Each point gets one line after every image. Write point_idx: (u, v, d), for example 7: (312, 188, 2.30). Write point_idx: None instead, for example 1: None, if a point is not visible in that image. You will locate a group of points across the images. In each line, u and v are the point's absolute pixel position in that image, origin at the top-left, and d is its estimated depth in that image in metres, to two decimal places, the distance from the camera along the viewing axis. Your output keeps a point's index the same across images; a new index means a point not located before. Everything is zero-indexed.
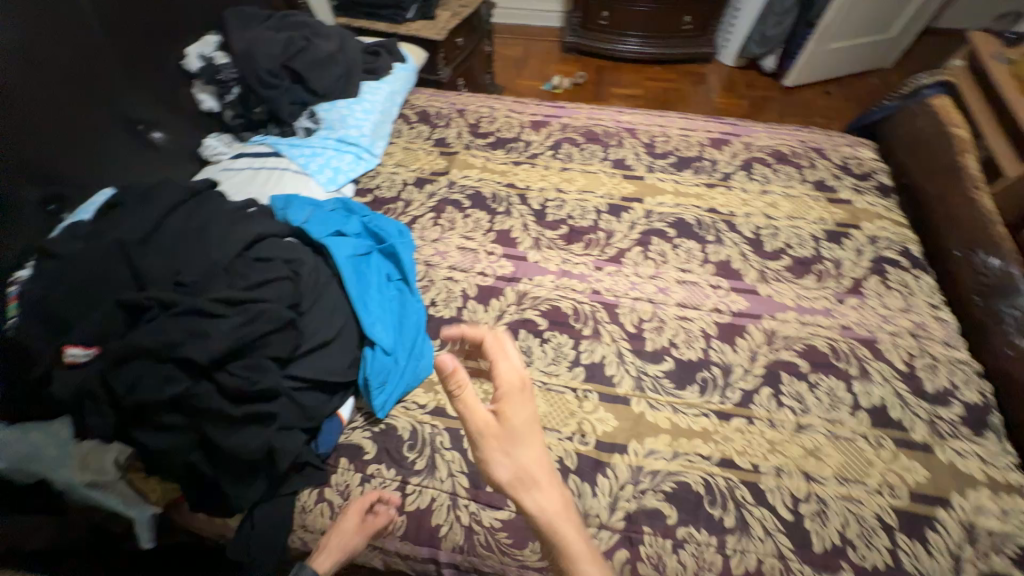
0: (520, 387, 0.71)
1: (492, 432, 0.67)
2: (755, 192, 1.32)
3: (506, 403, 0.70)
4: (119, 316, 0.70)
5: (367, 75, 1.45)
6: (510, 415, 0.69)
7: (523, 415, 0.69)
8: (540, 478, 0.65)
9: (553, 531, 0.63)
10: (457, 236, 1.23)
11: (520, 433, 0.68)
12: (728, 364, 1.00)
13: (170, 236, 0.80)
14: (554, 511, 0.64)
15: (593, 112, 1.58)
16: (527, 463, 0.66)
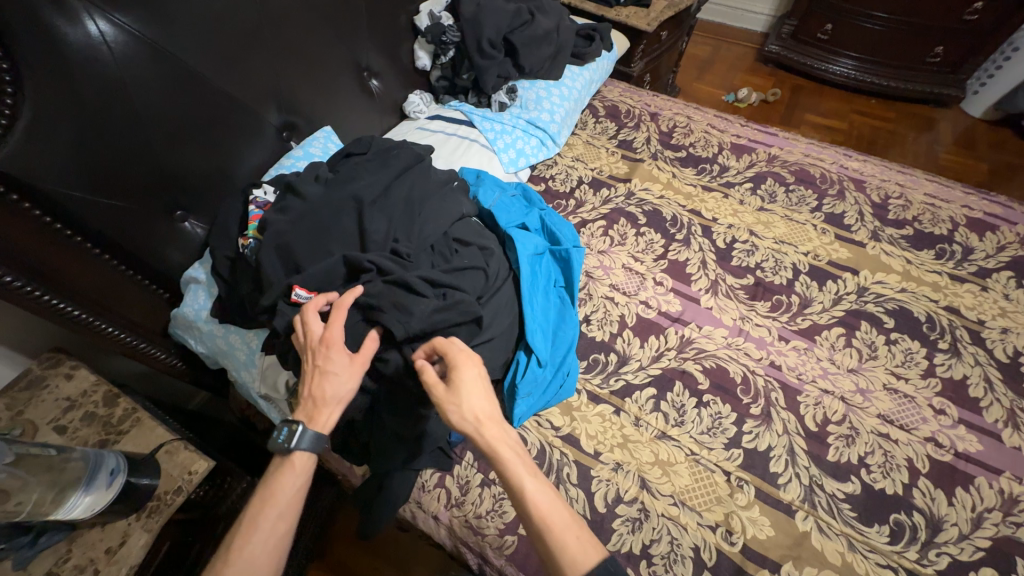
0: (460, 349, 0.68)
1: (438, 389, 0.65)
2: (1021, 304, 1.01)
3: (457, 362, 0.67)
4: (341, 271, 0.74)
5: (572, 59, 1.38)
6: (462, 372, 0.66)
7: (471, 372, 0.67)
8: (487, 425, 0.63)
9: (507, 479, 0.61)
10: (625, 253, 1.13)
11: (467, 387, 0.65)
12: (938, 517, 0.79)
13: (394, 200, 0.82)
14: (505, 456, 0.62)
15: (812, 149, 1.33)
16: (471, 408, 0.64)
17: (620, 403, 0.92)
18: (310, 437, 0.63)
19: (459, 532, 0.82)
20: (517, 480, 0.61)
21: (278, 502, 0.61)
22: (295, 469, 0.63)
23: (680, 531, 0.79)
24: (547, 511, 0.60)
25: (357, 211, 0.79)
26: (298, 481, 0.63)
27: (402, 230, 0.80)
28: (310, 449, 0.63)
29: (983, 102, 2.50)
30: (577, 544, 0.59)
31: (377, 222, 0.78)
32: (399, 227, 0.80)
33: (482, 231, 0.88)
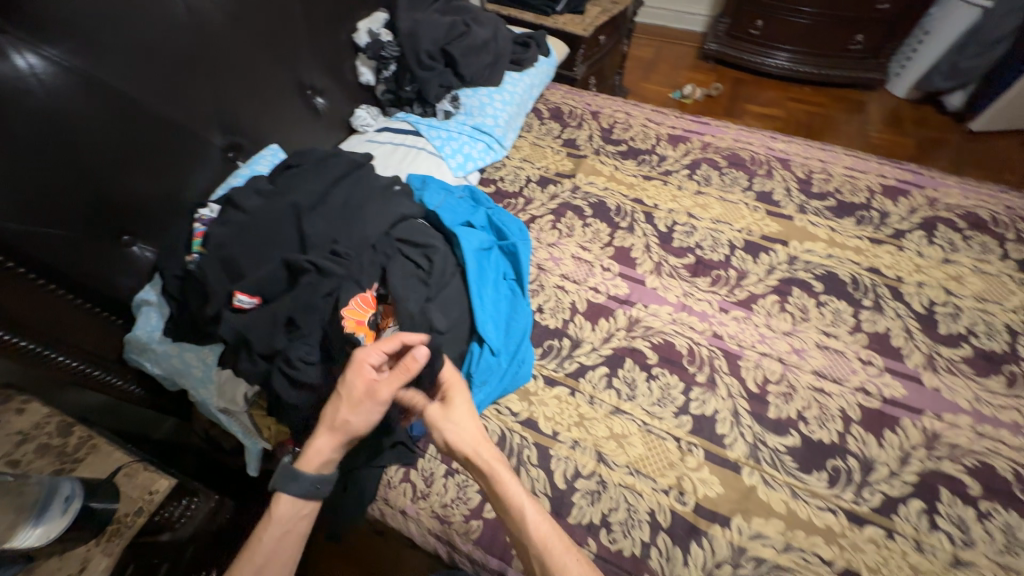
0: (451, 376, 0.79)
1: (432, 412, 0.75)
2: (933, 259, 1.10)
3: (450, 389, 0.78)
4: (283, 275, 0.77)
5: (512, 66, 1.45)
6: (455, 397, 0.77)
7: (462, 398, 0.77)
8: (482, 448, 0.73)
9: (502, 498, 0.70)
10: (573, 244, 1.19)
11: (460, 411, 0.76)
12: (870, 459, 0.85)
13: (334, 206, 0.86)
14: (501, 474, 0.71)
15: (741, 134, 1.43)
16: (466, 432, 0.74)
17: (575, 384, 0.96)
18: (301, 487, 0.66)
19: (427, 523, 0.84)
20: (514, 496, 0.70)
21: (261, 550, 0.64)
22: (280, 515, 0.66)
23: (636, 498, 0.82)
24: (547, 535, 0.67)
25: (299, 220, 0.82)
26: (280, 530, 0.66)
27: (346, 235, 0.84)
28: (298, 498, 0.66)
29: (905, 83, 2.69)
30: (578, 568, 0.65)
31: (319, 229, 0.82)
32: (343, 233, 0.84)
33: (428, 230, 0.93)
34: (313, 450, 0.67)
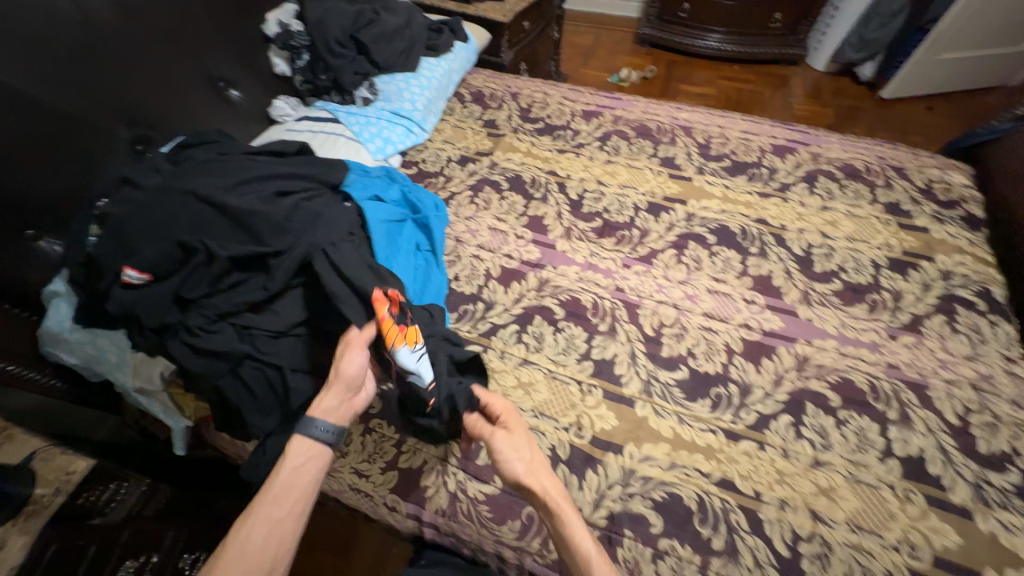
0: (511, 412, 0.83)
1: (495, 439, 0.78)
2: (813, 208, 1.21)
3: (508, 423, 0.81)
4: (181, 254, 0.79)
5: (429, 52, 1.51)
6: (515, 429, 0.81)
7: (520, 431, 0.80)
8: (551, 485, 0.74)
9: (573, 541, 0.69)
10: (490, 216, 1.25)
11: (519, 440, 0.78)
12: (748, 384, 0.95)
13: (237, 186, 0.87)
14: (571, 517, 0.71)
15: (650, 106, 1.52)
16: (531, 460, 0.76)
17: (488, 342, 1.02)
18: (322, 427, 0.72)
19: (347, 479, 0.89)
20: (583, 541, 0.69)
21: (279, 486, 0.68)
22: (302, 453, 0.71)
23: (540, 437, 0.90)
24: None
25: (198, 192, 0.82)
26: (300, 471, 0.70)
27: (251, 202, 0.85)
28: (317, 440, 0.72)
29: (823, 57, 2.86)
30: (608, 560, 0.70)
31: (222, 199, 0.82)
32: (247, 200, 0.85)
33: (336, 200, 0.99)
34: (318, 402, 0.74)
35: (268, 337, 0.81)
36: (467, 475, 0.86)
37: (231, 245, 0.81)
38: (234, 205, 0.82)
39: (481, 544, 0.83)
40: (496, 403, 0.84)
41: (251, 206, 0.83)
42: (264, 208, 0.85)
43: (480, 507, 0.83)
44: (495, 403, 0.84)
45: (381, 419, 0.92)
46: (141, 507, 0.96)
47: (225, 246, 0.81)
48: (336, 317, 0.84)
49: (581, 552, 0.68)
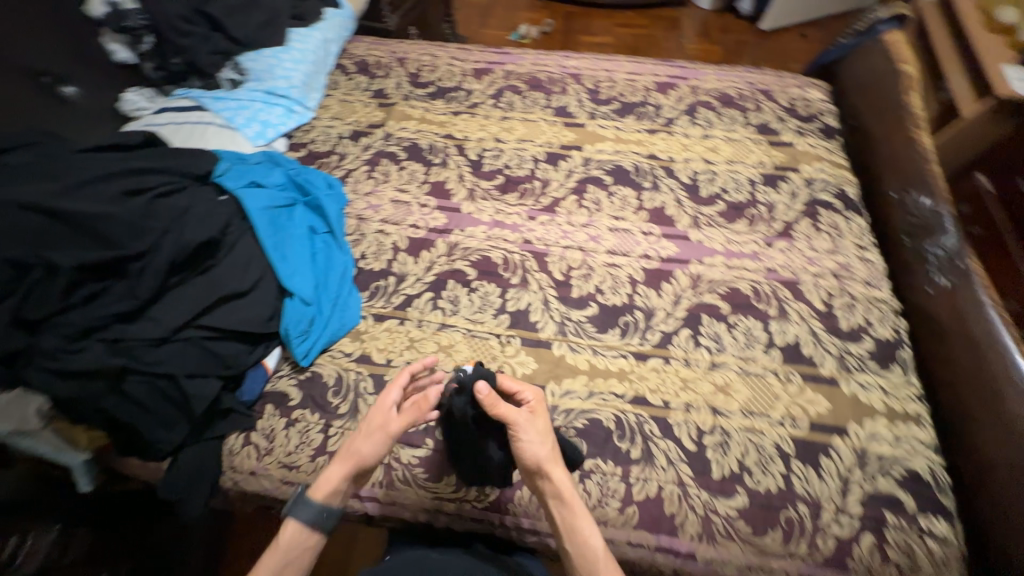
0: (539, 398, 0.80)
1: (519, 428, 0.76)
2: (696, 137, 1.29)
3: (536, 409, 0.79)
4: (25, 271, 0.72)
5: (297, 22, 1.39)
6: (539, 417, 0.79)
7: (545, 420, 0.78)
8: (560, 472, 0.74)
9: (581, 533, 0.71)
10: (390, 189, 1.21)
11: (543, 430, 0.77)
12: (651, 308, 1.02)
13: (78, 186, 0.78)
14: (581, 510, 0.73)
15: (539, 58, 1.51)
16: (552, 449, 0.76)
17: (404, 314, 1.01)
18: (310, 512, 0.72)
19: (277, 475, 0.87)
20: (589, 533, 0.71)
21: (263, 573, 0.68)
22: (289, 541, 0.71)
23: None
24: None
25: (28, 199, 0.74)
26: (283, 558, 0.69)
27: (94, 203, 0.77)
28: (305, 525, 0.71)
29: None
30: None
31: (55, 204, 0.74)
32: (93, 201, 0.78)
33: (208, 192, 0.92)
34: (326, 477, 0.75)
35: (147, 346, 0.78)
36: (400, 444, 0.87)
37: (77, 253, 0.75)
38: (76, 207, 0.75)
39: (422, 505, 0.85)
40: (528, 391, 0.81)
41: (96, 209, 0.76)
42: (116, 206, 0.78)
43: (415, 470, 0.86)
44: (526, 391, 0.81)
45: (304, 408, 0.89)
46: (57, 555, 0.86)
47: (69, 255, 0.74)
48: (225, 313, 0.84)
49: (590, 546, 0.70)
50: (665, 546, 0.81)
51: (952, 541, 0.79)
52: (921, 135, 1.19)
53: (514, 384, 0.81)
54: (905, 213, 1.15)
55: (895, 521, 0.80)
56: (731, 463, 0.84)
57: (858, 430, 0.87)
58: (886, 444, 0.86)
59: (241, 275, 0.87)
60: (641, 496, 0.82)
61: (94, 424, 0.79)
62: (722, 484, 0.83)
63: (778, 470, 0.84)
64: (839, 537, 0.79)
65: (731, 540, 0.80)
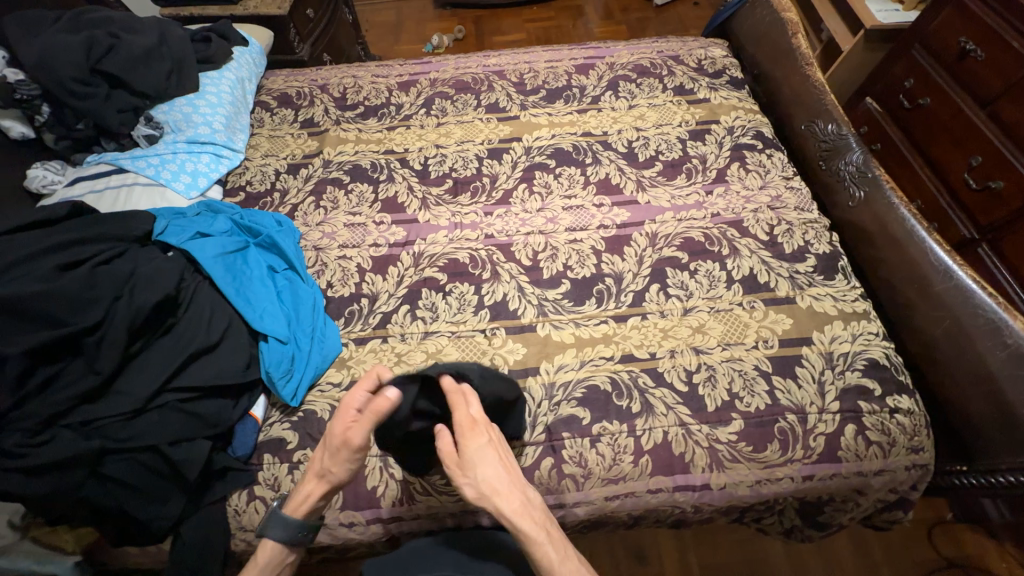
0: (472, 420, 0.70)
1: (454, 466, 0.69)
2: (623, 109, 1.37)
3: (467, 432, 0.69)
4: None
5: (205, 66, 1.34)
6: (478, 444, 0.69)
7: (479, 443, 0.69)
8: (507, 502, 0.67)
9: (534, 559, 0.66)
10: (342, 214, 1.20)
11: (477, 457, 0.68)
12: (619, 272, 1.07)
13: (16, 270, 0.75)
14: (537, 532, 0.67)
15: (460, 61, 1.55)
16: (490, 476, 0.68)
17: (385, 332, 1.00)
18: (281, 532, 0.74)
19: None
20: (547, 556, 0.66)
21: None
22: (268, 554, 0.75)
23: None
24: None
25: None
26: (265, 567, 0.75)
27: (28, 283, 0.74)
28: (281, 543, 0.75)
29: None
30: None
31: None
32: (31, 281, 0.74)
33: (152, 251, 0.89)
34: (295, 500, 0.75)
35: (122, 422, 0.73)
36: None
37: (20, 338, 0.70)
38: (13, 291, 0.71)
39: (447, 510, 0.86)
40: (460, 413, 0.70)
41: (31, 287, 0.72)
42: (56, 282, 0.74)
43: (433, 478, 0.86)
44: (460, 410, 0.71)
45: (304, 448, 0.84)
46: None
47: (13, 341, 0.70)
48: (199, 371, 0.80)
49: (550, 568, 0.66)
50: (682, 484, 0.86)
51: (916, 412, 0.89)
52: (813, 71, 1.33)
53: (456, 404, 0.71)
54: (816, 141, 1.28)
55: (869, 407, 0.89)
56: (721, 394, 0.91)
57: (821, 337, 0.96)
58: (847, 343, 0.95)
59: (206, 327, 0.84)
60: (650, 444, 0.87)
61: (78, 519, 0.73)
62: (718, 414, 0.89)
63: (763, 389, 0.91)
64: (826, 434, 0.87)
65: (738, 462, 0.86)
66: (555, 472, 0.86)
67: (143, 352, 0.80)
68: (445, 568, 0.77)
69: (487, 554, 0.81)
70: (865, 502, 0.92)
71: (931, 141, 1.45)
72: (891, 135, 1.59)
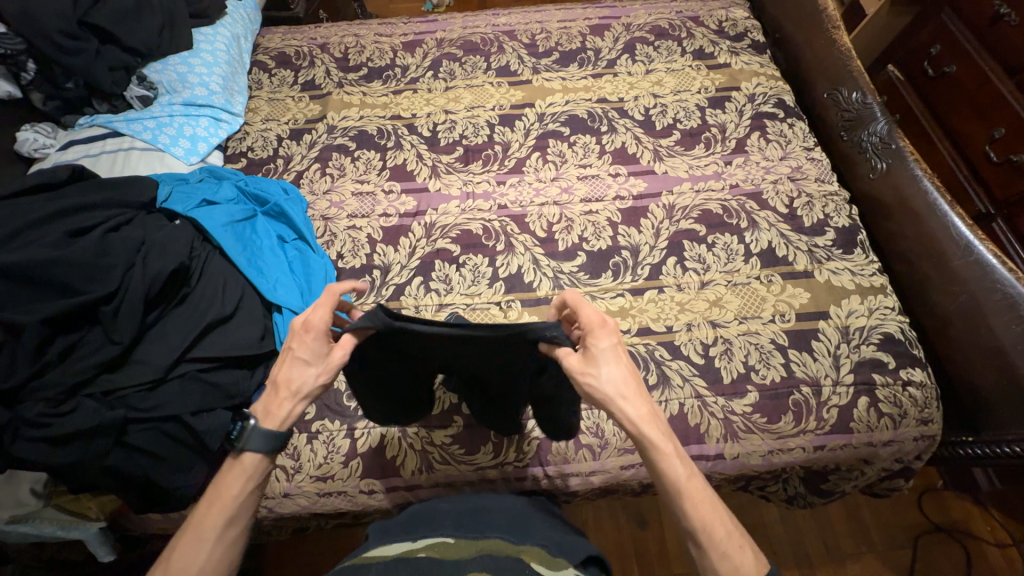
0: (595, 322, 0.65)
1: (573, 364, 0.63)
2: (639, 74, 1.31)
3: (593, 334, 0.65)
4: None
5: (198, 21, 1.26)
6: (600, 342, 0.64)
7: (605, 342, 0.64)
8: (632, 412, 0.62)
9: (663, 470, 0.62)
10: (349, 182, 1.16)
11: (605, 360, 0.63)
12: (636, 244, 1.06)
13: (26, 239, 0.74)
14: (663, 443, 0.62)
15: (467, 20, 1.46)
16: (629, 384, 0.63)
17: (399, 304, 0.99)
18: (264, 440, 0.61)
19: (313, 489, 0.85)
20: (673, 470, 0.62)
21: (227, 505, 0.60)
22: (246, 470, 0.62)
23: None
24: (693, 494, 0.62)
25: None
26: (246, 486, 0.62)
27: (36, 251, 0.71)
28: (266, 454, 0.62)
29: None
30: (726, 532, 0.61)
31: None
32: (40, 249, 0.72)
33: (159, 220, 0.87)
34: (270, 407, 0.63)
35: (144, 392, 0.73)
36: (430, 428, 0.88)
37: (38, 307, 0.69)
38: (24, 259, 0.70)
39: (465, 478, 0.88)
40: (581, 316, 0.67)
41: (39, 255, 0.71)
42: (67, 250, 0.73)
43: (452, 448, 0.87)
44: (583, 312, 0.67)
45: (322, 419, 0.88)
46: None
47: (28, 311, 0.69)
48: (217, 343, 0.79)
49: (674, 481, 0.62)
50: (696, 454, 0.88)
51: (928, 385, 0.90)
52: (840, 34, 1.27)
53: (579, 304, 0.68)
54: (838, 110, 1.24)
55: (883, 380, 0.90)
56: (737, 366, 0.91)
57: (838, 311, 0.96)
58: (863, 317, 0.96)
59: (219, 298, 0.82)
60: (666, 415, 0.88)
61: (102, 489, 0.73)
62: (734, 386, 0.90)
63: (778, 362, 0.91)
64: (840, 406, 0.88)
65: (752, 433, 0.88)
66: (572, 443, 0.87)
67: (159, 322, 0.78)
68: (446, 528, 0.72)
69: (488, 514, 0.76)
70: (870, 471, 0.95)
71: (953, 112, 1.41)
72: (912, 106, 1.54)
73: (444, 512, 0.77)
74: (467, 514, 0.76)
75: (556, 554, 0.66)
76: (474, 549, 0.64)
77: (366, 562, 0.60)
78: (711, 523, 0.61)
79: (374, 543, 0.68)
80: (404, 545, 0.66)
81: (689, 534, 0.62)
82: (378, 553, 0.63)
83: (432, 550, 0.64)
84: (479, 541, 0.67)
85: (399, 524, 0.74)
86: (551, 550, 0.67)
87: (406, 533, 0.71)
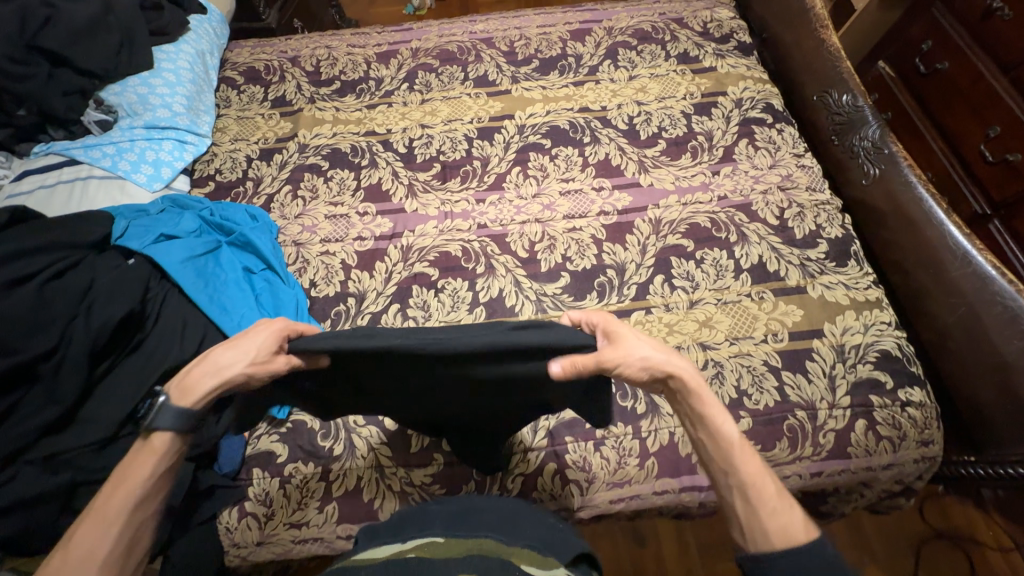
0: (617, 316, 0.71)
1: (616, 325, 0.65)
2: (623, 81, 1.26)
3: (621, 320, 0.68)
4: None
5: (158, 38, 1.20)
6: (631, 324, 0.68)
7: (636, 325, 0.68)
8: (687, 366, 0.62)
9: (714, 424, 0.59)
10: (322, 204, 1.11)
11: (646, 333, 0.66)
12: (622, 263, 1.01)
13: None
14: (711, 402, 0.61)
15: (443, 28, 1.41)
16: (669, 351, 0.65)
17: None
18: (175, 415, 0.56)
19: (287, 537, 0.81)
20: (724, 425, 0.59)
21: (133, 485, 0.54)
22: (158, 449, 0.56)
23: None
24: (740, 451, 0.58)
25: None
26: (160, 466, 0.56)
27: None
28: (177, 432, 0.56)
29: None
30: (775, 486, 0.55)
31: None
32: None
33: (111, 259, 0.82)
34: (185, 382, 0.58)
35: (93, 452, 0.68)
36: (409, 468, 0.84)
37: None
38: None
39: None
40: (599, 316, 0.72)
41: None
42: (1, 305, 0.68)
43: (432, 488, 0.83)
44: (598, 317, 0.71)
45: (295, 461, 0.84)
46: None
47: None
48: None
49: (723, 437, 0.59)
50: (688, 485, 0.84)
51: (928, 405, 0.87)
52: (828, 34, 1.21)
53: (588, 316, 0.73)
54: (829, 113, 1.19)
55: (881, 401, 0.86)
56: (729, 391, 0.87)
57: (833, 329, 0.92)
58: (858, 334, 0.92)
59: (175, 343, 0.78)
60: (656, 446, 0.84)
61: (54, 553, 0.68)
62: (726, 413, 0.86)
63: (772, 385, 0.87)
64: (836, 430, 0.85)
65: None
66: (558, 478, 0.83)
67: (110, 374, 0.74)
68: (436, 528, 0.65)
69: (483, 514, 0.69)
70: (870, 493, 0.92)
71: (946, 111, 1.37)
72: (904, 104, 1.50)
73: (435, 513, 0.70)
74: (461, 513, 0.68)
75: (547, 554, 0.60)
76: (461, 550, 0.57)
77: (348, 566, 0.53)
78: (761, 478, 0.56)
79: (361, 548, 0.61)
80: (391, 549, 0.59)
81: (736, 490, 0.56)
82: (364, 557, 0.56)
83: (420, 552, 0.57)
84: (467, 540, 0.60)
85: (389, 527, 0.67)
86: (542, 550, 0.60)
87: (392, 536, 0.64)
